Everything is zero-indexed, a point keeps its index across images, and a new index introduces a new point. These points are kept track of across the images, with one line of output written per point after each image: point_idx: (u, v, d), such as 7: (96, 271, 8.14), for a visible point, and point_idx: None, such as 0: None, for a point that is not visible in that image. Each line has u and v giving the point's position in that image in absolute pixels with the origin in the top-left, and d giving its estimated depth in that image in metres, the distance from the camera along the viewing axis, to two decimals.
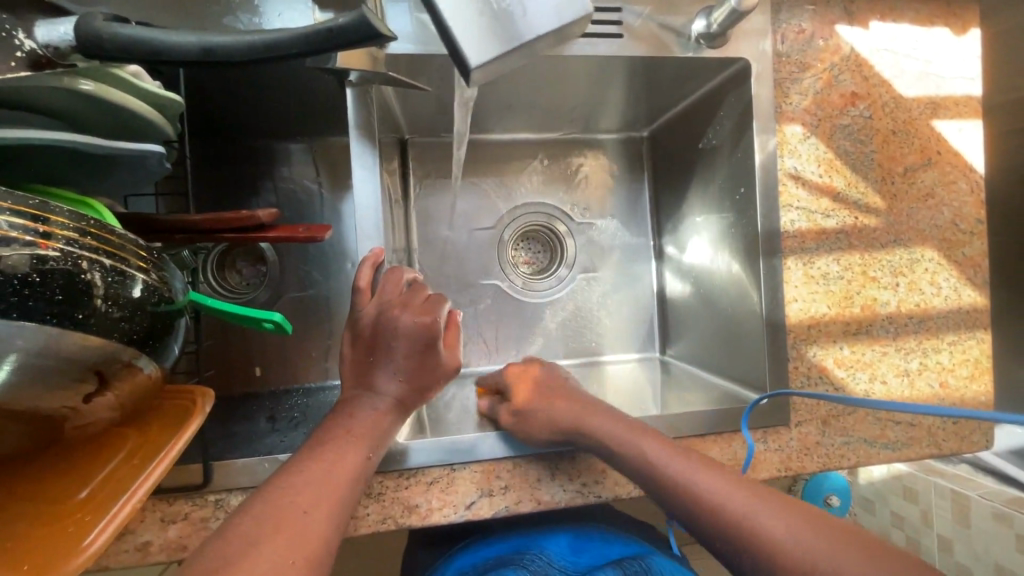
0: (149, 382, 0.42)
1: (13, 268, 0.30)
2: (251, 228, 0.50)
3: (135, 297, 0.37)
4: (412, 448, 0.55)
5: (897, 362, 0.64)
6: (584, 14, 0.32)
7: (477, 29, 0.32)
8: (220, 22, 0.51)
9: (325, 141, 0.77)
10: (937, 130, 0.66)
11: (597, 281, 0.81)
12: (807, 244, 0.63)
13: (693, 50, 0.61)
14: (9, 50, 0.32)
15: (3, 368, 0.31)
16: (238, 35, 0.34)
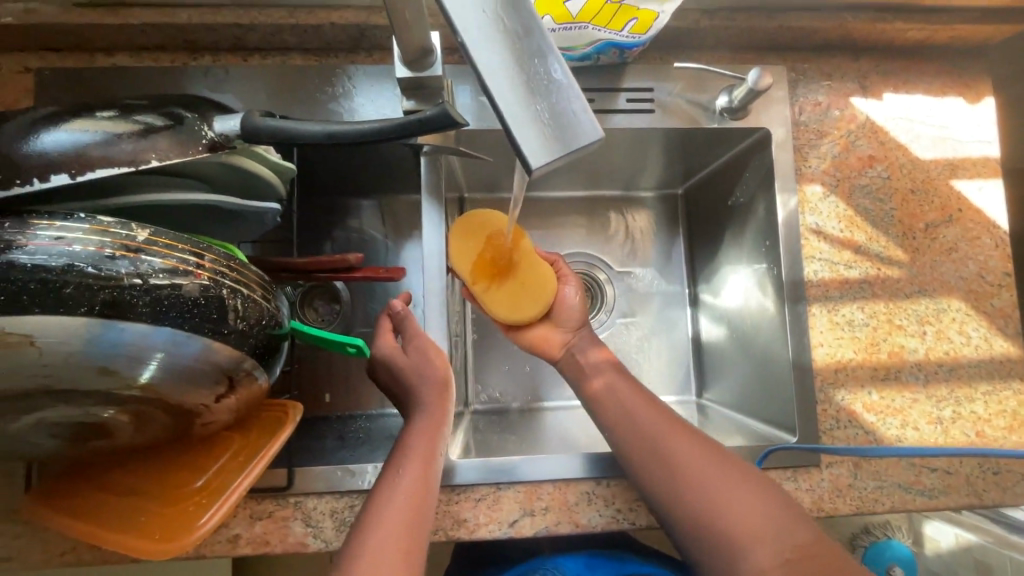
0: (260, 389, 0.51)
1: (188, 293, 0.41)
2: (341, 269, 0.61)
3: (260, 320, 0.47)
4: (461, 466, 0.62)
5: (929, 409, 0.66)
6: (591, 140, 0.28)
7: (513, 114, 0.28)
8: (326, 107, 0.65)
9: (396, 198, 0.89)
10: (956, 189, 0.70)
11: (635, 325, 0.88)
12: (831, 293, 0.68)
13: (718, 122, 0.69)
14: (198, 138, 0.44)
15: (148, 370, 0.40)
16: (354, 124, 0.45)
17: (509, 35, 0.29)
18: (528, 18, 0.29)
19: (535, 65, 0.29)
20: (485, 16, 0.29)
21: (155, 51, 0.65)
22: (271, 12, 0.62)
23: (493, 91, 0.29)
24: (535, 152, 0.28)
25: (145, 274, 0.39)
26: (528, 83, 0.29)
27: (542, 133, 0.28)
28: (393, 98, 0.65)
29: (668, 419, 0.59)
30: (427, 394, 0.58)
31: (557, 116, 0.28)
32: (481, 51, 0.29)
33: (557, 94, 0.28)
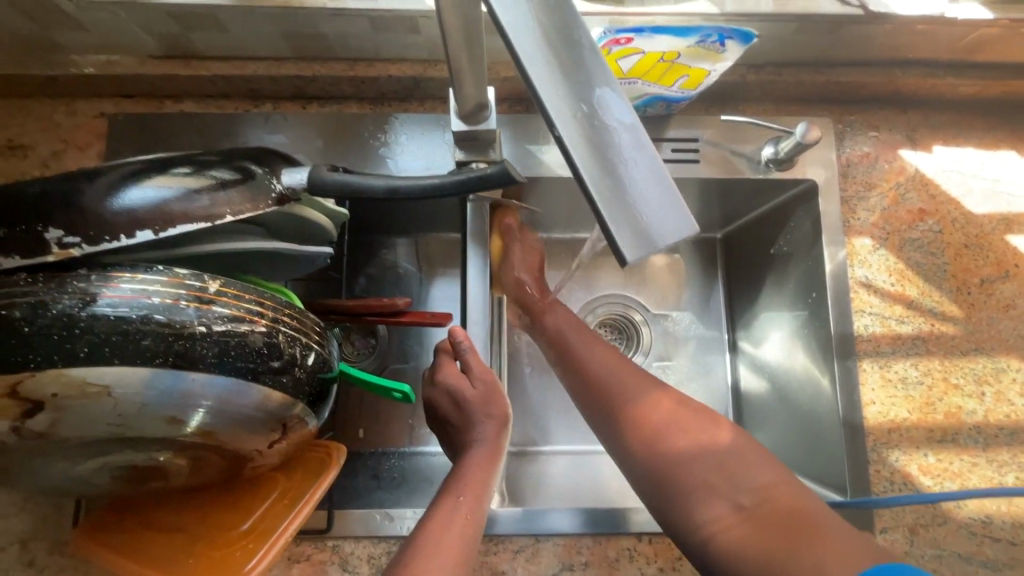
0: (309, 433, 0.52)
1: (253, 343, 0.42)
2: (390, 313, 0.62)
3: (314, 368, 0.48)
4: (499, 515, 0.61)
5: (991, 474, 0.63)
6: (685, 235, 0.29)
7: (610, 208, 0.28)
8: (378, 153, 0.67)
9: (436, 237, 0.91)
10: (1013, 244, 0.68)
11: (672, 370, 0.86)
12: (882, 348, 0.66)
13: (763, 172, 0.69)
14: (268, 191, 0.46)
15: (198, 416, 0.41)
16: (415, 179, 0.46)
17: (599, 124, 0.29)
18: (618, 109, 0.30)
19: (626, 156, 0.29)
20: (575, 108, 0.30)
21: (220, 99, 0.69)
22: (331, 65, 0.65)
23: (585, 180, 0.29)
24: (630, 244, 0.28)
25: (215, 324, 0.40)
26: (621, 173, 0.29)
27: (636, 226, 0.28)
28: (443, 145, 0.67)
29: (684, 437, 0.54)
30: (487, 428, 0.61)
31: (649, 210, 0.29)
32: (574, 142, 0.29)
33: (648, 186, 0.29)
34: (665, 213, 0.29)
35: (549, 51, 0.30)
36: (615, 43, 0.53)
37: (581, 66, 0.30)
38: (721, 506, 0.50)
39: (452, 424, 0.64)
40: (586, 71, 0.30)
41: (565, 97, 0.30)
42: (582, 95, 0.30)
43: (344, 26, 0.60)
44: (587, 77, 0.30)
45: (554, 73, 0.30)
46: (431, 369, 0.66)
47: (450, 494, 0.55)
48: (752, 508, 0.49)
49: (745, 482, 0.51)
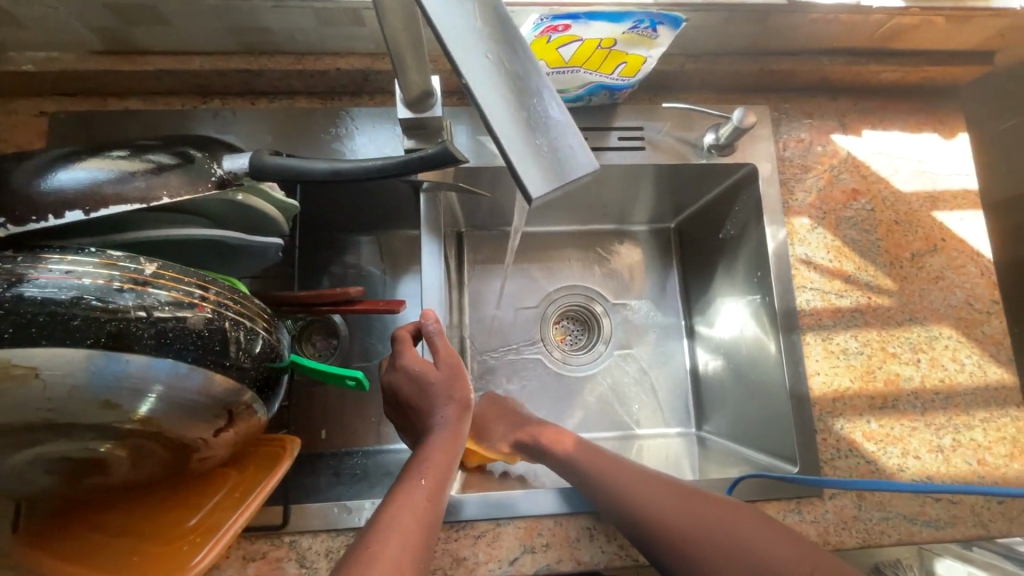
0: (258, 423, 0.51)
1: (193, 325, 0.41)
2: (342, 302, 0.61)
3: (260, 353, 0.47)
4: (464, 501, 0.62)
5: (929, 437, 0.66)
6: (587, 174, 0.31)
7: (516, 149, 0.31)
8: (329, 146, 0.67)
9: (396, 234, 0.91)
10: (939, 220, 0.73)
11: (632, 357, 0.88)
12: (824, 321, 0.69)
13: (706, 158, 0.72)
14: (207, 175, 0.46)
15: (147, 402, 0.40)
16: (358, 161, 0.47)
17: (510, 77, 0.32)
18: (525, 67, 0.33)
19: (532, 105, 0.32)
20: (487, 60, 0.32)
21: (166, 95, 0.68)
22: (278, 59, 0.65)
23: (495, 127, 0.31)
24: (535, 181, 0.30)
25: (152, 306, 0.40)
26: (528, 121, 0.32)
27: (542, 168, 0.31)
28: (394, 137, 0.68)
29: (677, 515, 0.56)
30: (448, 412, 0.61)
31: (556, 153, 0.31)
32: (484, 90, 0.32)
33: (552, 132, 0.32)
34: (570, 154, 0.32)
35: (464, 9, 0.32)
36: (553, 31, 0.54)
37: (494, 23, 0.33)
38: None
39: (412, 407, 0.63)
40: (499, 31, 0.33)
41: (476, 49, 0.32)
42: (494, 49, 0.32)
43: (288, 18, 0.60)
44: (500, 36, 0.33)
45: (469, 28, 0.32)
46: (392, 354, 0.65)
47: (411, 476, 0.55)
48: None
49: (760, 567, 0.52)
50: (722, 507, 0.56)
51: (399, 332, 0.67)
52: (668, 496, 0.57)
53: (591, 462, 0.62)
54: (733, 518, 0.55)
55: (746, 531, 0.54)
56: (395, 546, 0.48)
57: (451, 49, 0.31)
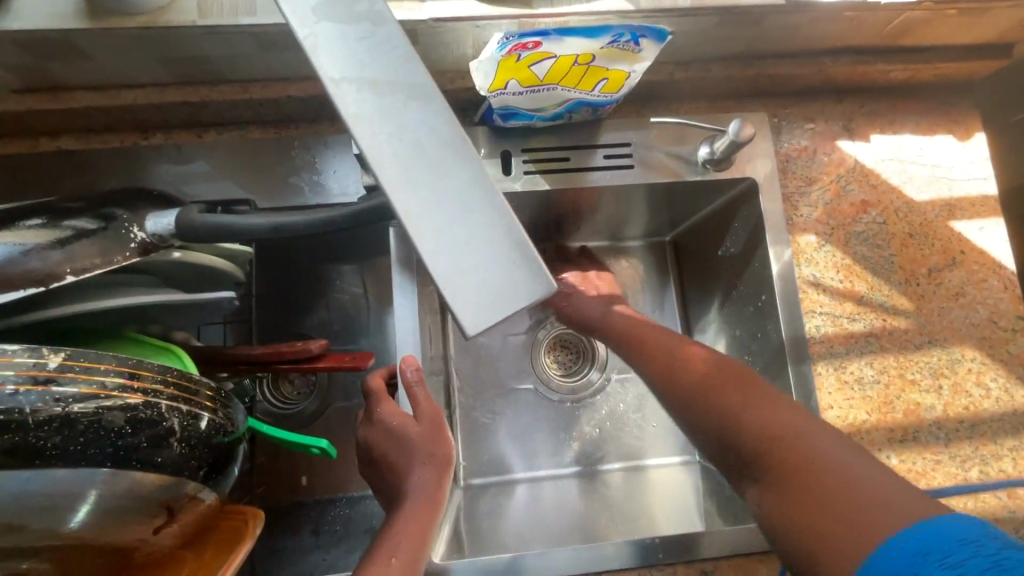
0: (208, 507, 0.46)
1: (112, 423, 0.35)
2: (304, 359, 0.56)
3: (202, 436, 0.41)
4: (450, 569, 0.56)
5: (955, 471, 0.61)
6: (538, 300, 0.27)
7: (449, 278, 0.27)
8: (287, 182, 0.61)
9: (373, 261, 0.84)
10: (957, 230, 0.67)
11: (630, 383, 0.82)
12: (836, 348, 0.63)
13: (701, 173, 0.66)
14: (126, 242, 0.40)
15: (84, 509, 0.36)
16: (303, 215, 0.41)
17: (441, 181, 0.28)
18: (461, 170, 0.28)
19: (469, 217, 0.28)
20: (413, 168, 0.28)
21: (104, 133, 0.62)
22: (222, 88, 0.59)
23: (423, 249, 0.27)
24: (470, 316, 0.26)
25: (59, 408, 0.34)
26: (462, 236, 0.27)
27: (479, 296, 0.27)
28: (356, 166, 0.62)
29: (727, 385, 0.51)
30: (426, 474, 0.54)
31: (499, 274, 0.27)
32: (410, 204, 0.28)
33: (495, 251, 0.27)
34: (518, 276, 0.27)
35: (383, 108, 0.29)
36: (522, 48, 0.48)
37: (420, 120, 0.29)
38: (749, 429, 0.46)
39: (388, 465, 0.56)
40: (428, 128, 0.29)
41: (398, 156, 0.28)
42: (422, 151, 0.29)
43: (225, 44, 0.53)
44: (429, 134, 0.29)
45: (392, 133, 0.29)
46: (368, 406, 0.59)
47: (383, 552, 0.49)
48: (750, 468, 0.45)
49: (743, 445, 0.46)
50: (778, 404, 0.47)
51: (374, 381, 0.61)
52: (718, 374, 0.52)
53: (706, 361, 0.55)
54: (782, 413, 0.46)
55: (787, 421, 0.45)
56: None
57: (368, 165, 0.28)
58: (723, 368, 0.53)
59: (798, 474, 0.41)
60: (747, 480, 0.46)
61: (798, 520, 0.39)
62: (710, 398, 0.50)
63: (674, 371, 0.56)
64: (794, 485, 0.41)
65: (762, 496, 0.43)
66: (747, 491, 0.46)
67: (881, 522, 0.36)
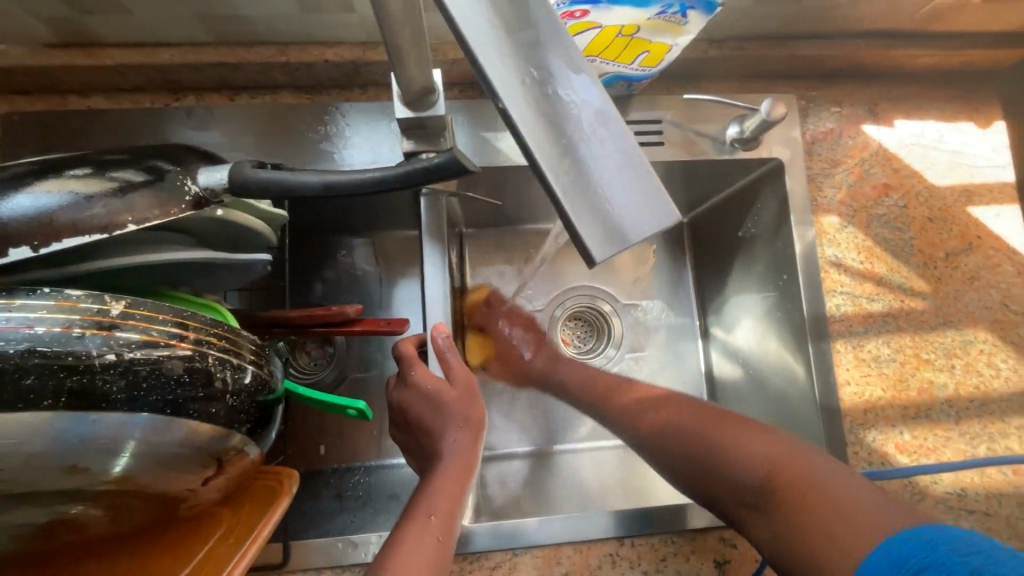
0: (251, 463, 0.46)
1: (170, 370, 0.36)
2: (339, 322, 0.57)
3: (250, 390, 0.42)
4: (475, 532, 0.58)
5: (964, 448, 0.63)
6: (664, 228, 0.28)
7: (578, 205, 0.28)
8: (320, 148, 0.61)
9: (394, 235, 0.84)
10: (974, 216, 0.68)
11: (645, 361, 0.84)
12: (854, 327, 0.65)
13: (728, 153, 0.66)
14: (180, 194, 0.40)
15: (123, 457, 0.36)
16: (353, 174, 0.41)
17: (565, 112, 0.28)
18: (587, 101, 0.28)
19: (596, 147, 0.28)
20: (539, 100, 0.28)
21: (132, 92, 0.62)
22: (258, 49, 0.59)
23: (549, 178, 0.28)
24: (597, 243, 0.27)
25: (119, 354, 0.34)
26: (589, 167, 0.28)
27: (604, 224, 0.27)
28: (392, 133, 0.62)
29: (699, 420, 0.55)
30: (460, 437, 0.56)
31: (626, 202, 0.28)
32: (537, 136, 0.28)
33: (623, 179, 0.28)
34: (646, 204, 0.28)
35: (507, 35, 0.28)
36: (569, 17, 0.48)
37: (544, 51, 0.29)
38: (739, 461, 0.49)
39: (421, 428, 0.58)
40: (551, 59, 0.29)
41: (525, 88, 0.28)
42: (548, 82, 0.29)
43: (267, 4, 0.55)
44: (554, 65, 0.29)
45: (515, 57, 0.28)
46: (400, 370, 0.60)
47: (419, 510, 0.50)
48: (756, 502, 0.47)
49: (745, 477, 0.48)
50: (734, 426, 0.52)
51: (404, 348, 0.62)
52: (702, 413, 0.55)
53: (672, 403, 0.59)
54: (745, 435, 0.51)
55: (743, 445, 0.50)
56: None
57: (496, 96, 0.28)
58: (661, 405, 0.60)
59: (790, 494, 0.44)
60: (748, 510, 0.48)
61: (803, 535, 0.42)
62: (695, 433, 0.54)
63: (670, 421, 0.57)
64: (791, 504, 0.44)
65: (767, 523, 0.46)
66: (750, 523, 0.48)
67: (854, 530, 0.40)
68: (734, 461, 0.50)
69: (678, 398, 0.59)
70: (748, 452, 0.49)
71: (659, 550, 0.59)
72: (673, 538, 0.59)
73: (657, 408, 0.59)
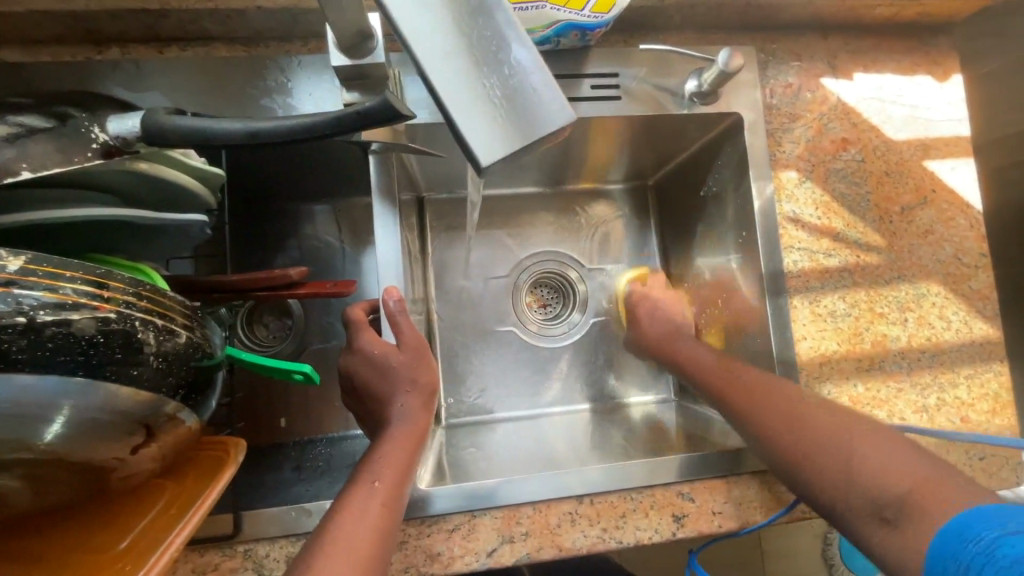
0: (188, 431, 0.44)
1: (81, 331, 0.33)
2: (283, 286, 0.55)
3: (179, 353, 0.40)
4: (433, 495, 0.57)
5: (915, 398, 0.64)
6: (556, 128, 0.28)
7: (466, 107, 0.28)
8: (258, 104, 0.58)
9: (350, 201, 0.81)
10: (930, 170, 0.68)
11: (609, 325, 0.84)
12: (811, 283, 0.65)
13: (687, 108, 0.65)
14: (87, 143, 0.37)
15: (55, 424, 0.34)
16: (279, 120, 0.38)
17: (457, 17, 0.29)
18: (480, 6, 0.29)
19: (490, 51, 0.29)
20: (429, 4, 0.29)
21: (52, 45, 0.57)
22: None
23: (439, 81, 0.28)
24: (484, 144, 0.28)
25: (20, 313, 0.31)
26: (478, 72, 0.28)
27: (492, 126, 0.28)
28: (335, 88, 0.59)
29: (819, 418, 0.53)
30: (409, 401, 0.55)
31: (517, 104, 0.28)
32: (425, 40, 0.28)
33: (514, 82, 0.28)
34: (540, 105, 0.28)
35: None
36: None
37: None
38: (867, 471, 0.48)
39: (372, 395, 0.56)
40: None
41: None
42: None
43: None
44: None
45: None
46: (349, 336, 0.58)
47: (367, 476, 0.49)
48: (888, 514, 0.46)
49: (874, 488, 0.47)
50: (866, 432, 0.50)
51: (353, 314, 0.60)
52: (829, 417, 0.53)
53: (790, 397, 0.56)
54: (879, 445, 0.49)
55: (869, 453, 0.48)
56: (348, 559, 0.42)
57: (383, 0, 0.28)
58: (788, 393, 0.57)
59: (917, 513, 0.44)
60: (874, 521, 0.47)
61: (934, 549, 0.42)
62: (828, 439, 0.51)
63: (787, 413, 0.55)
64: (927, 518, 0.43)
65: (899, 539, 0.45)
66: (872, 533, 0.47)
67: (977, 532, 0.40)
68: (863, 469, 0.48)
69: (802, 392, 0.57)
70: (875, 463, 0.48)
71: (619, 507, 0.59)
72: (632, 495, 0.60)
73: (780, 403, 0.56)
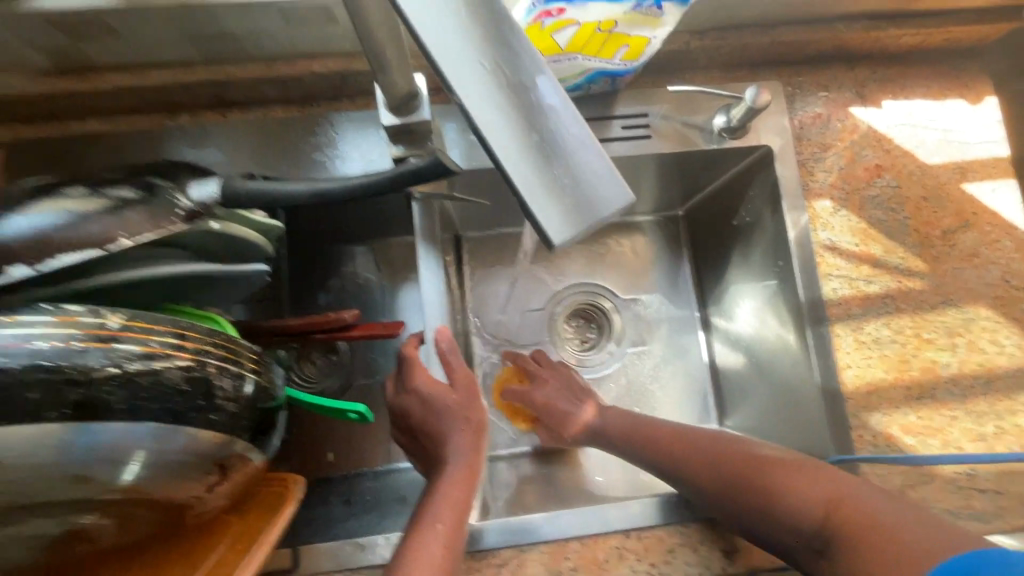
0: (256, 469, 0.48)
1: (167, 379, 0.37)
2: (336, 327, 0.58)
3: (248, 397, 0.43)
4: (485, 529, 0.59)
5: (971, 426, 0.62)
6: (619, 210, 0.31)
7: (538, 195, 0.30)
8: (312, 159, 0.62)
9: (392, 242, 0.85)
10: (969, 192, 0.68)
11: (648, 354, 0.83)
12: (852, 311, 0.65)
13: (717, 143, 0.67)
14: (173, 209, 0.42)
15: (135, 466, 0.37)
16: (341, 180, 0.41)
17: (524, 107, 0.30)
18: (546, 92, 0.31)
19: (556, 139, 0.31)
20: (496, 95, 0.30)
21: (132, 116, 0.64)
22: (247, 66, 0.61)
23: (512, 171, 0.30)
24: (557, 229, 0.31)
25: (119, 366, 0.35)
26: (547, 161, 0.31)
27: (563, 213, 0.31)
28: (380, 142, 0.63)
29: (723, 465, 0.58)
30: (463, 439, 0.57)
31: (583, 190, 0.31)
32: (496, 132, 0.30)
33: (580, 169, 0.31)
34: (603, 189, 0.31)
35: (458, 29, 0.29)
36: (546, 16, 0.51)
37: (501, 46, 0.30)
38: (794, 511, 0.51)
39: (426, 431, 0.59)
40: (503, 48, 0.30)
41: (481, 85, 0.30)
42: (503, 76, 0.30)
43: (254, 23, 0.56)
44: (510, 60, 0.30)
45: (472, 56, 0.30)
46: (403, 374, 0.61)
47: (428, 515, 0.51)
48: (817, 543, 0.50)
49: (800, 522, 0.51)
50: (781, 464, 0.55)
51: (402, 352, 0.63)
52: (750, 460, 0.57)
53: (708, 446, 0.61)
54: (792, 474, 0.54)
55: (790, 485, 0.53)
56: None
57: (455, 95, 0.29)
58: (706, 437, 0.62)
59: (848, 539, 0.47)
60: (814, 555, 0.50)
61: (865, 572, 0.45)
62: (751, 478, 0.55)
63: (716, 460, 0.59)
64: (862, 543, 0.46)
65: (834, 568, 0.48)
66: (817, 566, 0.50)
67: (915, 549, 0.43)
68: (786, 504, 0.52)
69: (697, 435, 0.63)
70: (794, 496, 0.52)
71: (666, 543, 0.59)
72: (679, 530, 0.59)
73: (701, 455, 0.60)
